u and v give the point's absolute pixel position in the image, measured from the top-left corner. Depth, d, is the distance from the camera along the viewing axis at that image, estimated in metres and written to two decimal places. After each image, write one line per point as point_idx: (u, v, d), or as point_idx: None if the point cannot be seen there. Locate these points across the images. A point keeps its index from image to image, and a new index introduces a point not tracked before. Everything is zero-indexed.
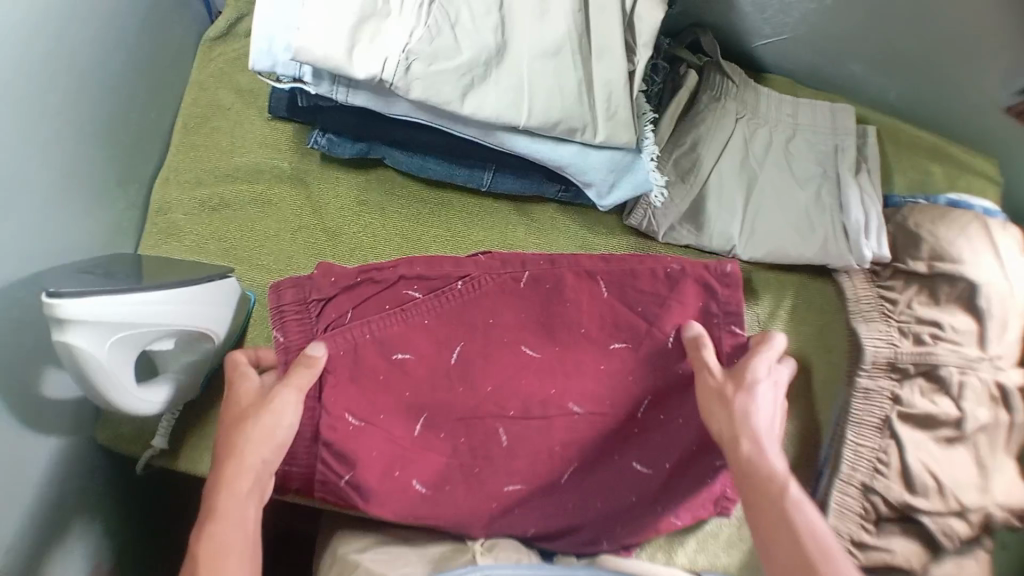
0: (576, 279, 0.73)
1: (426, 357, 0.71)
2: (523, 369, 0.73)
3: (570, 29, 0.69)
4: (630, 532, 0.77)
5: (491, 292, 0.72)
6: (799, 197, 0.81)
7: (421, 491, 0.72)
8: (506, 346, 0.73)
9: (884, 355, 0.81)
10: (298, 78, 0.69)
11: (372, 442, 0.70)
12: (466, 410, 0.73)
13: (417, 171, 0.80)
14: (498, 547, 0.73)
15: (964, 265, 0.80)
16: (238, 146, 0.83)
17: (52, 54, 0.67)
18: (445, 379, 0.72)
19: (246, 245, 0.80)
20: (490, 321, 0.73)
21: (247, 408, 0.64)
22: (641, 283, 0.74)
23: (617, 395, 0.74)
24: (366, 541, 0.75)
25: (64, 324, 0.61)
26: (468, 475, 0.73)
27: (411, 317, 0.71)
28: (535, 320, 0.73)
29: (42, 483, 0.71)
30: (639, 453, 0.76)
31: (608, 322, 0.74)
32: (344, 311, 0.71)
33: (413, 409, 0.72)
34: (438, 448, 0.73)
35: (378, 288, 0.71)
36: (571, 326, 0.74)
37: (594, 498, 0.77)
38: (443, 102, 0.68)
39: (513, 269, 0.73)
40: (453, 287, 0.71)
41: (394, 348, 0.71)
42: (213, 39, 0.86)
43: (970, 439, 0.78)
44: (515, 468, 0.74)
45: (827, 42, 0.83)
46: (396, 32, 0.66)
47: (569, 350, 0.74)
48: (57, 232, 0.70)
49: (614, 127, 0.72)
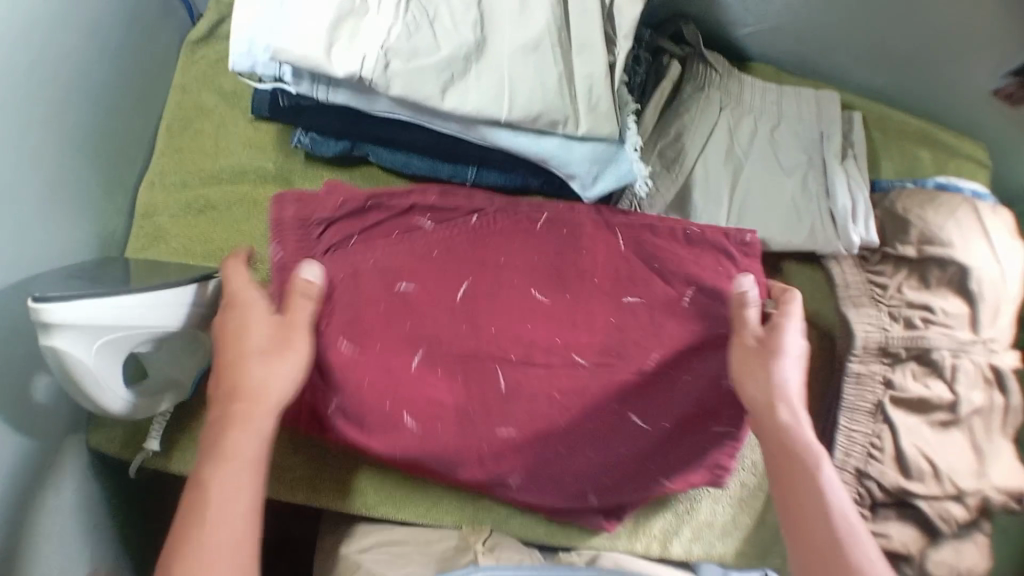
0: (593, 229, 0.76)
1: (427, 288, 0.73)
2: (530, 312, 0.73)
3: (549, 23, 0.70)
4: (621, 489, 0.76)
5: (501, 231, 0.76)
6: (786, 185, 0.80)
7: (411, 427, 0.71)
8: (513, 288, 0.74)
9: (875, 339, 0.80)
10: (278, 78, 0.70)
11: (365, 367, 0.70)
12: (466, 348, 0.72)
13: (402, 168, 0.80)
14: (500, 547, 0.75)
15: (954, 249, 0.79)
16: (223, 149, 0.83)
17: (36, 61, 0.67)
18: (449, 315, 0.72)
19: (233, 248, 0.80)
20: (499, 259, 0.75)
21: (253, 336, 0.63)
22: (660, 240, 0.75)
23: (624, 347, 0.72)
24: (367, 541, 0.75)
25: (50, 328, 0.61)
26: (461, 414, 0.72)
27: (417, 245, 0.75)
28: (546, 261, 0.75)
29: (36, 489, 0.71)
30: (637, 407, 0.72)
31: (621, 272, 0.75)
32: (348, 233, 0.75)
33: (412, 341, 0.72)
34: (436, 387, 0.72)
35: (388, 215, 0.76)
36: (583, 275, 0.75)
37: (584, 449, 0.73)
38: (424, 99, 0.68)
39: (531, 213, 0.77)
40: (466, 220, 0.76)
41: (399, 276, 0.72)
42: (195, 42, 0.87)
43: (965, 422, 0.78)
44: (510, 410, 0.72)
45: (811, 29, 0.83)
46: (376, 29, 0.67)
47: (577, 295, 0.74)
48: (43, 238, 0.70)
49: (596, 119, 0.72)
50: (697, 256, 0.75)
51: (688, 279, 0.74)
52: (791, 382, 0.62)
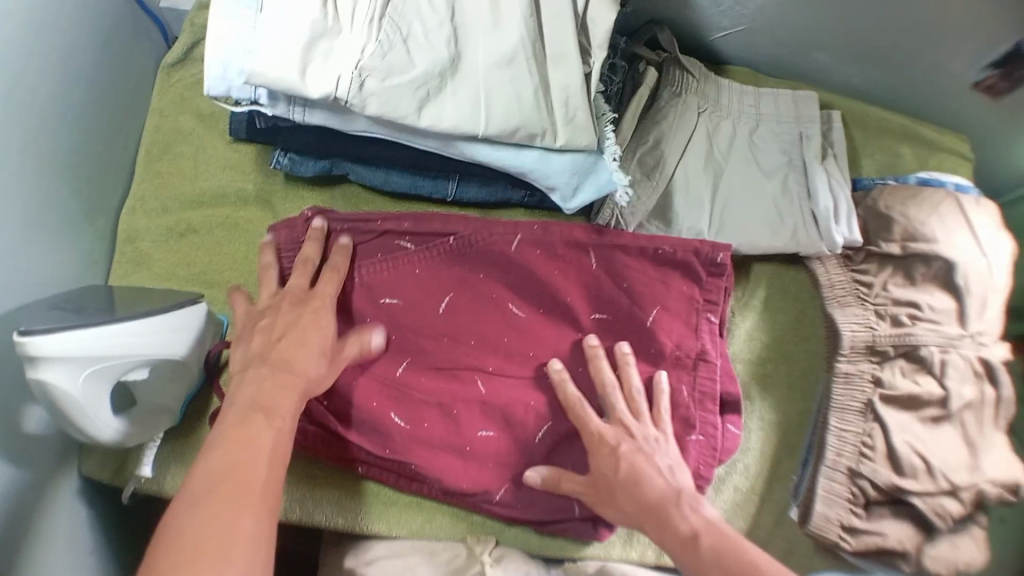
0: (566, 250, 0.78)
1: (410, 304, 0.76)
2: (506, 325, 0.77)
3: (523, 35, 0.69)
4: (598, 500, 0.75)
5: (480, 252, 0.77)
6: (767, 187, 0.81)
7: (398, 426, 0.74)
8: (489, 303, 0.77)
9: (862, 338, 0.81)
10: (254, 101, 0.70)
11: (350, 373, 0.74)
12: (447, 360, 0.76)
13: (381, 186, 0.80)
14: (506, 558, 0.74)
15: (938, 245, 0.80)
16: (203, 172, 0.83)
17: (12, 95, 0.67)
18: (429, 331, 0.76)
19: (217, 272, 0.80)
20: (478, 277, 0.77)
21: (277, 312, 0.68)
22: (630, 257, 0.78)
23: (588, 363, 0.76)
24: (374, 552, 0.76)
25: (38, 362, 0.61)
26: (445, 414, 0.75)
27: (400, 264, 0.76)
28: (521, 281, 0.77)
29: (30, 519, 0.71)
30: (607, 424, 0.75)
31: (595, 291, 0.78)
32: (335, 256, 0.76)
33: (397, 352, 0.76)
34: (421, 389, 0.75)
35: (370, 237, 0.77)
36: (556, 294, 0.77)
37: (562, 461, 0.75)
38: (401, 117, 0.69)
39: (507, 231, 0.77)
40: (444, 242, 0.77)
41: (382, 293, 0.76)
42: (171, 66, 0.87)
43: (956, 417, 0.77)
44: (490, 415, 0.75)
45: (784, 31, 0.84)
46: (349, 48, 0.67)
47: (552, 314, 0.78)
48: (25, 270, 0.70)
49: (574, 131, 0.71)
50: (664, 275, 0.78)
51: (656, 301, 0.77)
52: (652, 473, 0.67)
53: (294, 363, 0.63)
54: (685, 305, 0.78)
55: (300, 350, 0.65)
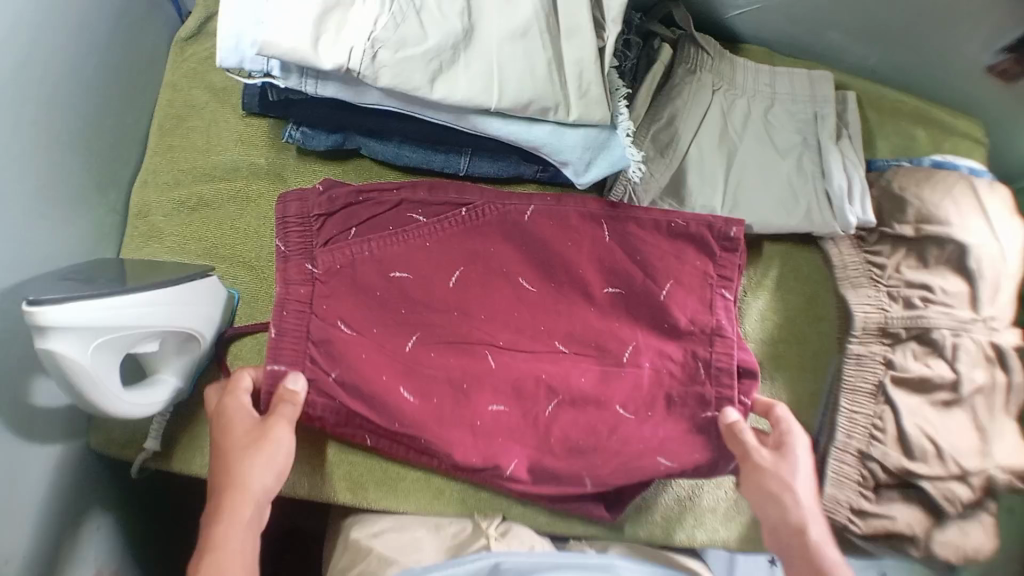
0: (580, 221, 0.78)
1: (422, 277, 0.76)
2: (518, 300, 0.77)
3: (537, 9, 0.69)
4: (618, 473, 0.72)
5: (493, 224, 0.78)
6: (781, 166, 0.80)
7: (409, 402, 0.73)
8: (500, 276, 0.77)
9: (874, 320, 0.80)
10: (266, 72, 0.69)
11: (360, 348, 0.73)
12: (456, 334, 0.76)
13: (392, 160, 0.79)
14: (512, 532, 0.76)
15: (952, 228, 0.79)
16: (215, 146, 0.82)
17: (23, 68, 0.67)
18: (440, 304, 0.76)
19: (228, 246, 0.80)
20: (489, 250, 0.77)
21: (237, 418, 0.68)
22: (642, 230, 0.78)
23: (600, 337, 0.77)
24: (378, 525, 0.77)
25: (45, 332, 0.61)
26: (456, 390, 0.74)
27: (411, 237, 0.76)
28: (533, 253, 0.78)
29: (40, 491, 0.72)
30: (621, 395, 0.75)
31: (609, 265, 0.78)
32: (345, 228, 0.76)
33: (406, 326, 0.75)
34: (430, 364, 0.75)
35: (383, 209, 0.77)
36: (570, 267, 0.78)
37: (578, 433, 0.74)
38: (412, 89, 0.68)
39: (518, 204, 0.78)
40: (457, 213, 0.77)
41: (392, 267, 0.75)
42: (184, 40, 0.86)
43: (967, 402, 0.76)
44: (500, 388, 0.75)
45: (801, 10, 0.83)
46: (361, 19, 0.66)
47: (564, 288, 0.78)
48: (35, 242, 0.70)
49: (587, 105, 0.71)
50: (678, 249, 0.78)
51: (669, 276, 0.77)
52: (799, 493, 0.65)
53: (232, 467, 0.64)
54: (700, 280, 0.78)
55: (239, 455, 0.65)
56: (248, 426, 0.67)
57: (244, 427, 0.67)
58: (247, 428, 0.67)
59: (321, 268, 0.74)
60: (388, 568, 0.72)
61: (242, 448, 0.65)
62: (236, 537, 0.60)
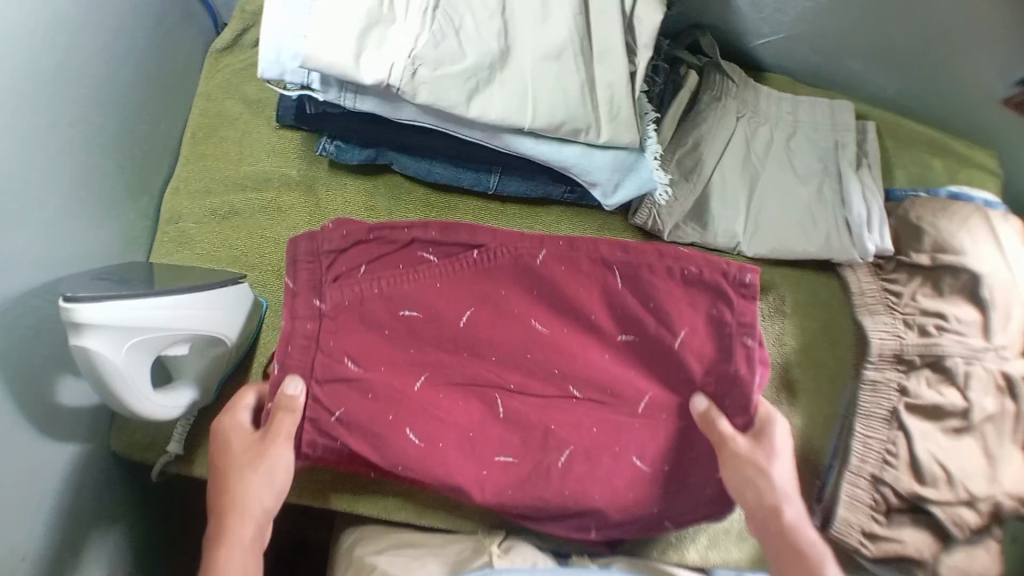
0: (592, 266, 0.78)
1: (430, 317, 0.77)
2: (528, 342, 0.78)
3: (572, 32, 0.70)
4: (623, 526, 0.78)
5: (506, 266, 0.78)
6: (801, 194, 0.82)
7: (415, 442, 0.75)
8: (511, 318, 0.78)
9: (890, 347, 0.82)
10: (306, 85, 0.71)
11: (363, 393, 0.75)
12: (469, 375, 0.78)
13: (424, 176, 0.80)
14: (514, 549, 0.76)
15: (965, 257, 0.80)
16: (248, 156, 0.84)
17: (62, 71, 0.68)
18: (449, 343, 0.78)
19: (257, 255, 0.81)
20: (501, 291, 0.78)
21: (242, 442, 0.71)
22: (656, 276, 0.77)
23: (614, 385, 0.79)
24: (383, 543, 0.78)
25: (81, 328, 0.61)
26: (462, 438, 0.77)
27: (423, 278, 0.77)
28: (545, 294, 0.79)
29: (62, 489, 0.72)
30: (635, 446, 0.78)
31: (620, 311, 0.78)
32: (356, 265, 0.76)
33: (416, 367, 0.77)
34: (443, 410, 0.77)
35: (393, 248, 0.76)
36: (583, 311, 0.78)
37: (592, 484, 0.76)
38: (449, 106, 0.69)
39: (532, 245, 0.78)
40: (469, 254, 0.77)
41: (402, 306, 0.76)
42: (220, 50, 0.87)
43: (977, 428, 0.77)
44: (507, 440, 0.78)
45: (824, 39, 0.84)
46: (402, 36, 0.68)
47: (574, 329, 0.79)
48: (68, 243, 0.71)
49: (617, 128, 0.72)
50: (690, 296, 0.77)
51: (682, 323, 0.77)
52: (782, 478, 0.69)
53: (234, 484, 0.68)
54: (714, 328, 0.77)
55: (239, 474, 0.68)
56: (248, 440, 0.71)
57: (247, 443, 0.70)
58: (248, 442, 0.70)
59: (329, 305, 0.74)
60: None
61: (242, 465, 0.69)
62: (241, 561, 0.63)
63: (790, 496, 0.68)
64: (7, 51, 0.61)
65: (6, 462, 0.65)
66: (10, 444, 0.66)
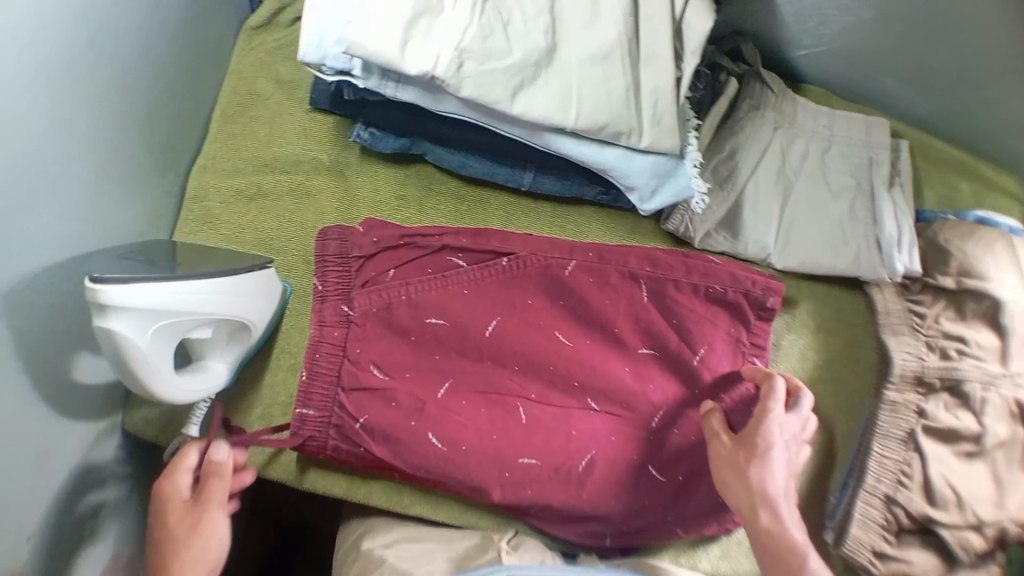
0: (620, 280, 0.78)
1: (457, 323, 0.77)
2: (552, 352, 0.78)
3: (621, 35, 0.69)
4: (639, 534, 0.78)
5: (534, 275, 0.78)
6: (833, 209, 0.82)
7: (436, 446, 0.75)
8: (536, 328, 0.78)
9: (911, 369, 0.81)
10: (346, 71, 0.70)
11: (386, 400, 0.76)
12: (489, 384, 0.78)
13: (458, 169, 0.80)
14: (523, 547, 0.76)
15: (990, 283, 0.79)
16: (278, 136, 0.83)
17: (102, 41, 0.66)
18: (473, 351, 0.78)
19: (283, 238, 0.81)
20: (526, 301, 0.78)
21: (175, 518, 0.64)
22: (680, 294, 0.78)
23: (633, 400, 0.78)
24: (390, 538, 0.77)
25: (106, 310, 0.59)
26: (485, 441, 0.76)
27: (449, 284, 0.77)
28: (571, 306, 0.79)
29: (74, 469, 0.71)
30: (653, 457, 0.78)
31: (643, 326, 0.78)
32: (384, 269, 0.77)
33: (439, 374, 0.77)
34: (465, 415, 0.76)
35: (422, 253, 0.77)
36: (608, 323, 0.78)
37: (608, 494, 0.77)
38: (493, 102, 0.68)
39: (561, 256, 0.78)
40: (497, 263, 0.77)
41: (428, 312, 0.77)
42: (255, 28, 0.86)
43: (988, 454, 0.77)
44: (530, 442, 0.76)
45: (863, 55, 0.84)
46: (450, 26, 0.67)
47: (598, 341, 0.79)
48: (97, 217, 0.70)
49: (659, 133, 0.71)
50: (713, 314, 0.78)
51: (704, 339, 0.78)
52: (776, 471, 0.64)
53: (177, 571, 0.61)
54: (730, 345, 0.79)
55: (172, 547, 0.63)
56: (180, 513, 0.64)
57: (173, 523, 0.64)
58: (178, 521, 0.64)
59: (356, 311, 0.76)
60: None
61: (180, 536, 0.63)
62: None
63: (782, 495, 0.64)
64: (50, 18, 0.59)
65: (23, 438, 0.64)
66: (27, 422, 0.64)
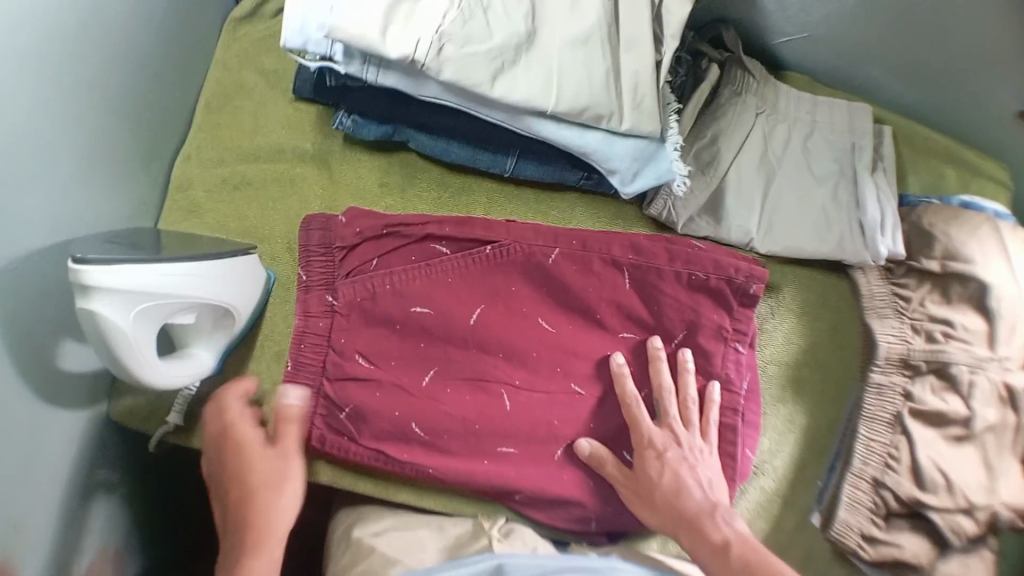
0: (603, 266, 0.78)
1: (441, 314, 0.77)
2: (536, 339, 0.78)
3: (600, 20, 0.70)
4: (622, 515, 0.77)
5: (516, 262, 0.78)
6: (816, 194, 0.82)
7: (418, 435, 0.76)
8: (518, 315, 0.79)
9: (897, 351, 0.81)
10: (329, 56, 0.70)
11: (371, 388, 0.76)
12: (474, 370, 0.77)
13: (440, 155, 0.81)
14: (514, 534, 0.75)
15: (975, 266, 0.79)
16: (263, 126, 0.85)
17: (87, 26, 0.67)
18: (459, 339, 0.77)
19: (268, 227, 0.82)
20: (511, 288, 0.79)
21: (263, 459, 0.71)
22: (664, 284, 0.78)
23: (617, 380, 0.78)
24: (380, 526, 0.77)
25: (89, 291, 0.60)
26: (467, 430, 0.76)
27: (433, 272, 0.78)
28: (553, 293, 0.79)
29: (61, 457, 0.71)
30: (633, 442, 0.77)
31: (625, 309, 0.79)
32: (367, 259, 0.78)
33: (424, 360, 0.77)
34: (446, 401, 0.76)
35: (406, 241, 0.78)
36: (592, 309, 0.79)
37: (591, 476, 0.77)
38: (475, 85, 0.69)
39: (544, 243, 0.78)
40: (481, 251, 0.78)
41: (413, 302, 0.77)
42: (239, 19, 0.87)
43: (978, 438, 0.76)
44: (513, 429, 0.77)
45: (844, 40, 0.84)
46: (430, 12, 0.67)
47: (580, 326, 0.79)
48: (82, 204, 0.70)
49: (640, 117, 0.72)
50: (695, 301, 0.78)
51: (682, 324, 0.79)
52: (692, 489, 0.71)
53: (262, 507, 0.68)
54: (713, 334, 0.78)
55: (262, 489, 0.69)
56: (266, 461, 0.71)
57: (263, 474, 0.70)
58: (266, 469, 0.70)
59: (340, 301, 0.77)
60: (392, 567, 0.71)
61: (269, 484, 0.69)
62: (281, 517, 0.69)
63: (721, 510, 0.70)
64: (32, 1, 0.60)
65: (11, 424, 0.64)
66: (14, 407, 0.64)
